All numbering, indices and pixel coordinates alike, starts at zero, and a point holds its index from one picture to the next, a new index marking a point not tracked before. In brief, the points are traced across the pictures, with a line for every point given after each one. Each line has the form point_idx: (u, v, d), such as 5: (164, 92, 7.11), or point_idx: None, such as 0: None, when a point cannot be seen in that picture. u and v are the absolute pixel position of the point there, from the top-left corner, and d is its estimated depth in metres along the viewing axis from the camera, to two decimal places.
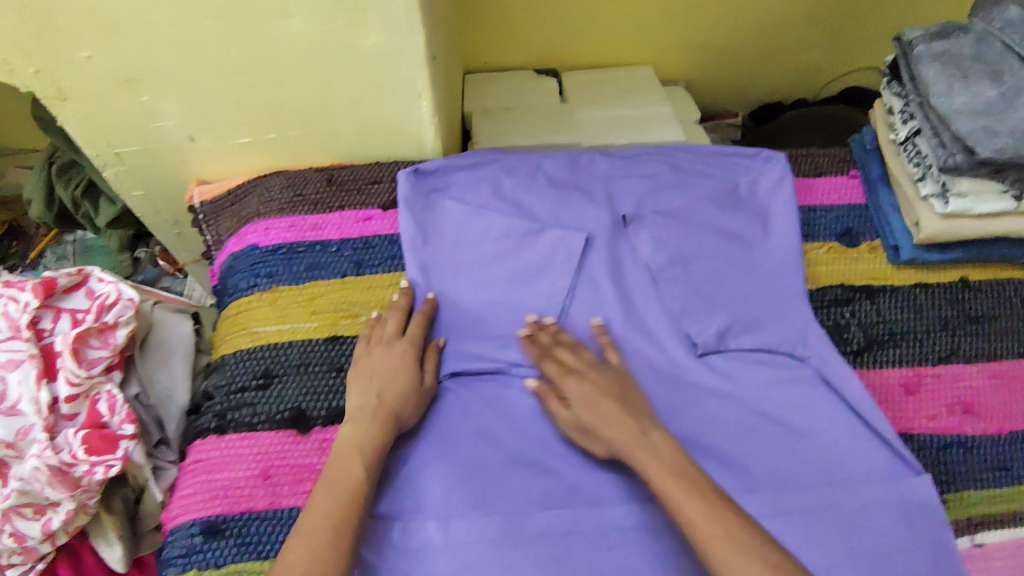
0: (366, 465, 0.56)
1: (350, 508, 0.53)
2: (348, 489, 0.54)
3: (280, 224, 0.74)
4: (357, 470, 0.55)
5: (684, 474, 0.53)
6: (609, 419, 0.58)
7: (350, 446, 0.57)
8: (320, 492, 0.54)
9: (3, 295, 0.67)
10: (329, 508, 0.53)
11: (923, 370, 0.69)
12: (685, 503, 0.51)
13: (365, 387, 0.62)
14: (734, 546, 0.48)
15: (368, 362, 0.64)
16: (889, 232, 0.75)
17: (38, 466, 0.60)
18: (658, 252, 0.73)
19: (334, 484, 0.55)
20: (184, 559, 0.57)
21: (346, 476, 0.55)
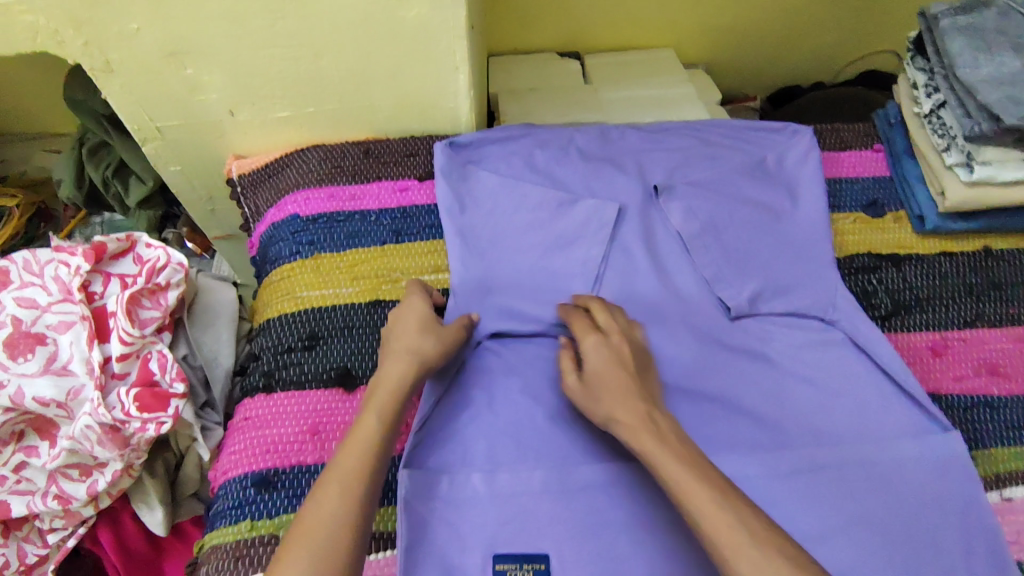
0: (382, 417, 0.55)
1: (367, 458, 0.52)
2: (365, 440, 0.53)
3: (320, 194, 0.76)
4: (374, 421, 0.54)
5: (682, 454, 0.50)
6: (609, 395, 0.55)
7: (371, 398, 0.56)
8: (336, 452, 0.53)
9: (54, 260, 0.69)
10: (346, 460, 0.52)
11: (949, 334, 0.71)
12: (684, 483, 0.49)
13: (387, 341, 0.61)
14: (729, 520, 0.46)
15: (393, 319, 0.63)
16: (914, 202, 0.77)
17: (90, 424, 0.63)
18: (690, 221, 0.74)
19: (353, 436, 0.54)
20: (237, 510, 0.59)
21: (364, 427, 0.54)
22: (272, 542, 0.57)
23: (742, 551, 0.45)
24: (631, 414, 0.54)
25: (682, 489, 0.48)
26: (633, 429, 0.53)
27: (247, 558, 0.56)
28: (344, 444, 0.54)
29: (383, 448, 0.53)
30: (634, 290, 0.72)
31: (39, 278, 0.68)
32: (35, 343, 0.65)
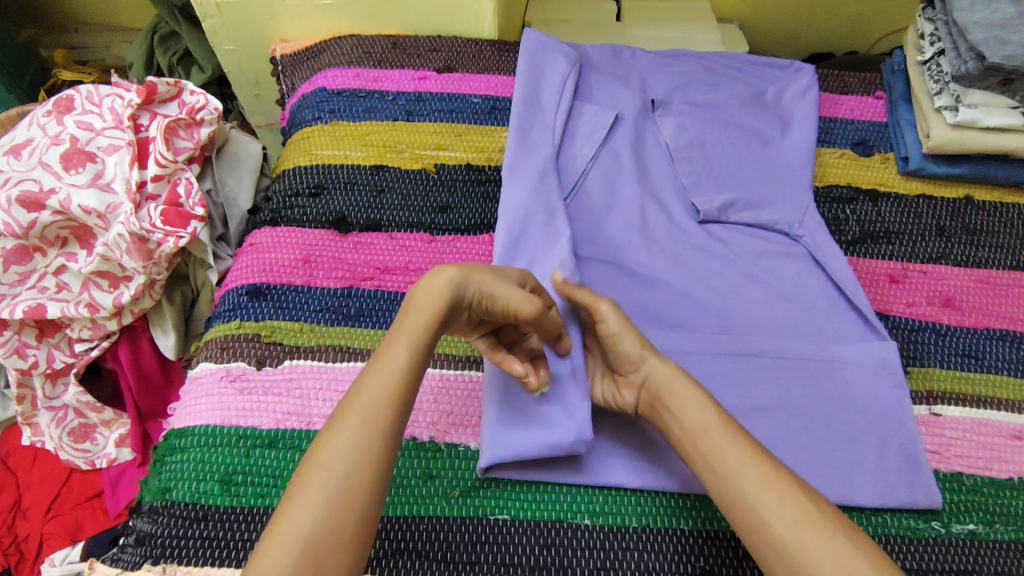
0: (410, 350, 0.52)
1: (388, 397, 0.49)
2: (391, 376, 0.50)
3: (347, 73, 0.84)
4: (403, 355, 0.51)
5: (703, 399, 0.54)
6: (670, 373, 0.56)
7: (402, 329, 0.53)
8: (365, 371, 0.51)
9: (112, 94, 0.80)
10: (369, 394, 0.49)
11: (911, 265, 0.73)
12: (760, 490, 0.49)
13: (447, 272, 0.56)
14: (813, 530, 0.46)
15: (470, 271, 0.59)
16: (901, 145, 0.80)
17: (122, 233, 0.72)
18: (680, 135, 0.79)
19: (377, 368, 0.51)
20: (230, 312, 0.67)
21: (391, 362, 0.51)
22: (254, 340, 0.65)
23: (825, 551, 0.45)
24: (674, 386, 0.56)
25: (731, 466, 0.50)
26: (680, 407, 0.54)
27: (231, 348, 0.65)
28: (369, 370, 0.51)
29: (408, 387, 0.51)
30: (614, 187, 0.76)
31: (97, 108, 0.79)
32: (86, 160, 0.76)
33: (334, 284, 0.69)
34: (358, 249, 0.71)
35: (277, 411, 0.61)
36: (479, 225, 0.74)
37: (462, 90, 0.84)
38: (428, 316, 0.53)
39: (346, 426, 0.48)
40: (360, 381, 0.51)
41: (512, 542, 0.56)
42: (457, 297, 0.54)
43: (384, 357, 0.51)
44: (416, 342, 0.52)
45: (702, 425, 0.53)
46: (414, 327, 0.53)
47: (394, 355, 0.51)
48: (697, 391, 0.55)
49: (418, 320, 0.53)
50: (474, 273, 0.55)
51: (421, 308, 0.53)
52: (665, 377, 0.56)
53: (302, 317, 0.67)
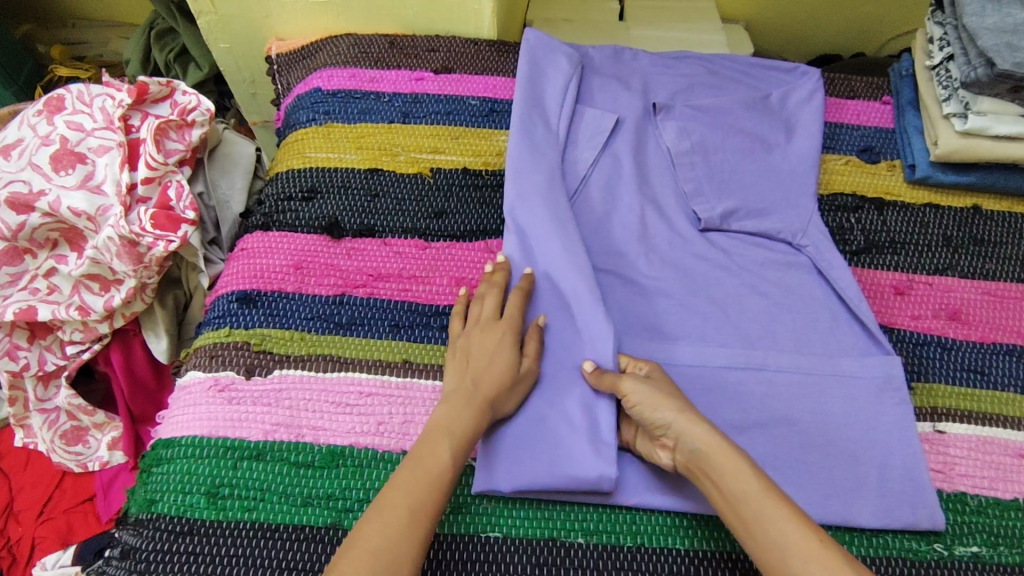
0: (454, 454, 0.53)
1: (430, 494, 0.50)
2: (432, 474, 0.51)
3: (343, 73, 0.83)
4: (445, 455, 0.53)
5: (736, 460, 0.51)
6: (701, 430, 0.53)
7: (442, 430, 0.54)
8: (406, 469, 0.52)
9: (103, 93, 0.78)
10: (414, 487, 0.50)
11: (916, 277, 0.72)
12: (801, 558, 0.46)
13: (461, 372, 0.59)
14: None
15: (468, 345, 0.61)
16: (908, 152, 0.78)
17: (112, 235, 0.71)
18: (681, 139, 0.77)
19: (420, 466, 0.52)
20: (220, 319, 0.66)
21: (432, 459, 0.52)
22: (243, 348, 0.64)
23: None
24: (704, 441, 0.53)
25: (770, 531, 0.48)
26: (713, 463, 0.52)
27: (220, 357, 0.63)
28: (410, 468, 0.52)
29: (447, 486, 0.52)
30: (613, 193, 0.74)
31: (89, 108, 0.78)
32: (76, 161, 0.75)
33: (326, 291, 0.68)
34: (352, 256, 0.70)
35: (266, 422, 0.60)
36: (475, 231, 0.73)
37: (460, 91, 0.82)
38: (466, 425, 0.55)
39: (392, 516, 0.48)
40: (401, 477, 0.51)
41: (504, 561, 0.55)
42: (482, 406, 0.57)
43: (427, 458, 0.52)
44: (457, 444, 0.54)
45: (737, 491, 0.50)
46: (453, 429, 0.54)
47: (436, 454, 0.53)
48: (731, 452, 0.52)
49: (460, 431, 0.55)
50: (501, 395, 0.58)
51: (456, 414, 0.56)
52: (696, 439, 0.53)
53: (294, 325, 0.65)
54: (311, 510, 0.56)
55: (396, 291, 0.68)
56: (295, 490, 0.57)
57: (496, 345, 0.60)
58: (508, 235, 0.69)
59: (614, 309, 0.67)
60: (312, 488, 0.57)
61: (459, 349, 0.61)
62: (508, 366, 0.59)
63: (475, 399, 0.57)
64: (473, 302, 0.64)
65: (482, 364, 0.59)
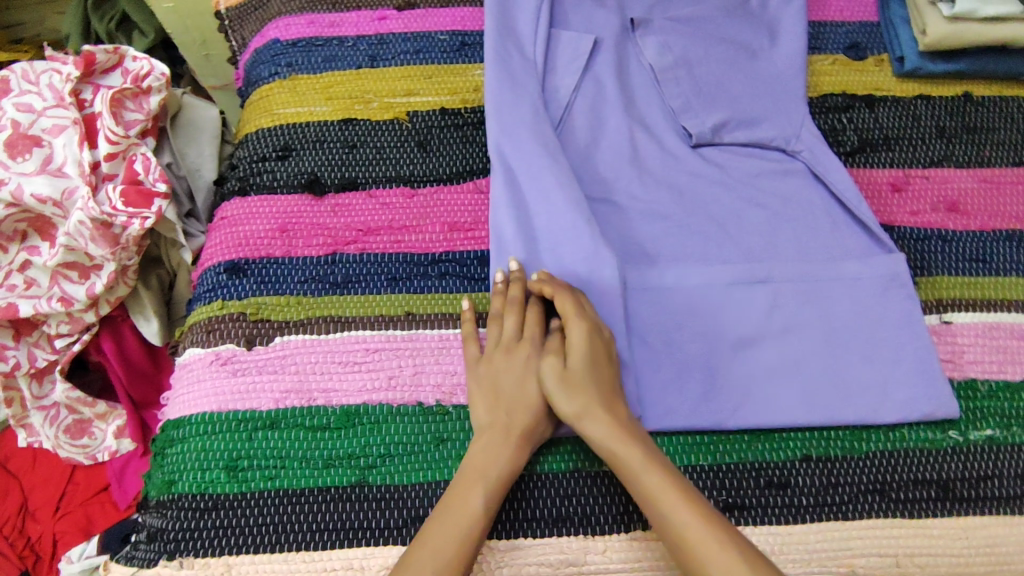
0: (488, 503, 0.51)
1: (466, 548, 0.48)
2: (464, 526, 0.49)
3: (300, 21, 0.78)
4: (477, 505, 0.50)
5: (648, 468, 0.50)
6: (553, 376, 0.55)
7: (474, 474, 0.52)
8: (437, 517, 0.50)
9: (48, 68, 0.73)
10: (442, 543, 0.48)
11: (912, 171, 0.71)
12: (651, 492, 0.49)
13: (490, 402, 0.55)
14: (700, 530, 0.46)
15: (493, 372, 0.57)
16: (896, 44, 0.76)
17: (83, 219, 0.68)
18: (663, 55, 0.75)
19: (448, 519, 0.49)
20: (210, 293, 0.64)
21: (463, 508, 0.50)
22: (239, 318, 0.62)
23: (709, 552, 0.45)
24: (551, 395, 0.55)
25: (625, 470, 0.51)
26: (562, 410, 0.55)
27: (217, 331, 0.61)
28: (436, 520, 0.49)
29: (479, 538, 0.49)
30: (599, 118, 0.72)
31: (35, 86, 0.72)
32: (32, 145, 0.70)
33: (317, 252, 0.65)
34: (337, 212, 0.67)
35: (274, 391, 0.59)
36: (462, 173, 0.70)
37: (427, 27, 0.78)
38: (502, 466, 0.52)
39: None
40: (427, 528, 0.49)
41: (532, 497, 0.55)
42: (518, 440, 0.54)
43: (456, 509, 0.50)
44: (490, 492, 0.51)
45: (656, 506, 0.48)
46: (484, 473, 0.52)
47: (465, 503, 0.50)
48: (598, 414, 0.53)
49: (495, 478, 0.52)
50: (535, 429, 0.55)
51: (489, 457, 0.53)
52: (601, 435, 0.52)
53: (288, 291, 0.63)
54: (334, 470, 0.56)
55: (389, 245, 0.66)
56: (315, 453, 0.56)
57: (523, 370, 0.56)
58: (495, 170, 0.67)
59: (613, 237, 0.66)
60: (332, 449, 0.57)
61: (484, 377, 0.57)
62: (541, 393, 0.55)
63: (513, 435, 0.54)
64: (494, 320, 0.60)
65: (512, 396, 0.55)
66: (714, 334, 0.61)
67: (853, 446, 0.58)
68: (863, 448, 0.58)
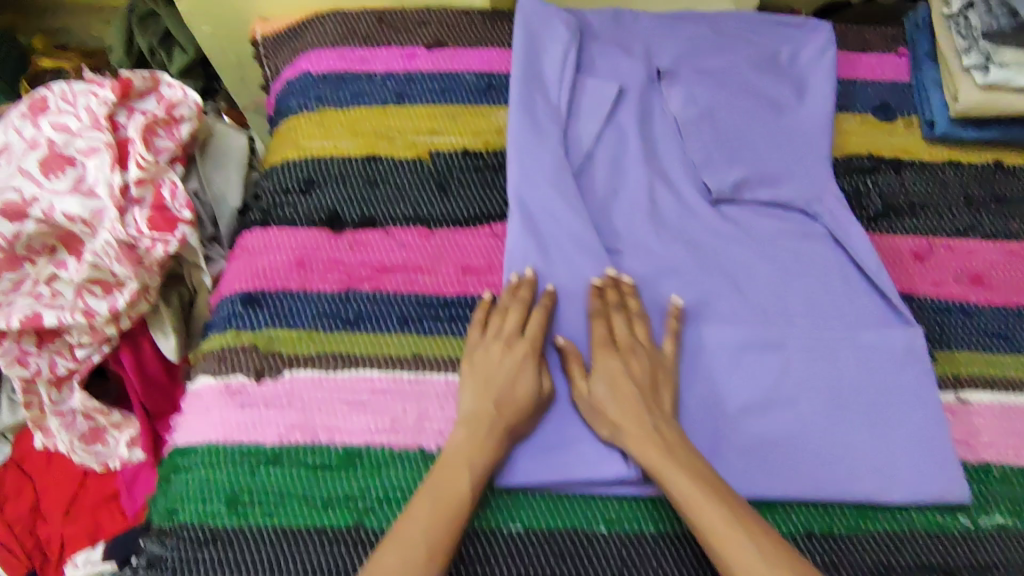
0: (474, 486, 0.53)
1: (451, 524, 0.50)
2: (452, 504, 0.51)
3: (332, 55, 0.80)
4: (464, 486, 0.52)
5: (684, 469, 0.52)
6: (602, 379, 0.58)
7: (462, 458, 0.54)
8: (428, 491, 0.52)
9: (85, 91, 0.75)
10: (428, 521, 0.50)
11: (936, 240, 0.69)
12: (690, 496, 0.51)
13: (480, 393, 0.57)
14: (733, 534, 0.49)
15: (486, 364, 0.58)
16: (927, 108, 0.75)
17: (109, 240, 0.70)
18: (688, 107, 0.75)
19: (439, 496, 0.51)
20: (225, 321, 0.65)
21: (452, 489, 0.52)
22: (251, 351, 0.63)
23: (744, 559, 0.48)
24: (602, 386, 0.57)
25: (658, 471, 0.53)
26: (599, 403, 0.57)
27: (229, 361, 0.62)
28: (430, 488, 0.52)
29: (465, 517, 0.52)
30: (620, 168, 0.72)
31: (72, 107, 0.74)
32: (65, 164, 0.73)
33: (332, 287, 0.66)
34: (354, 249, 0.68)
35: (280, 426, 0.59)
36: (479, 216, 0.70)
37: (456, 67, 0.79)
38: (485, 454, 0.54)
39: (409, 553, 0.48)
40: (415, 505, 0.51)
41: (526, 553, 0.55)
42: (502, 436, 0.55)
43: (446, 488, 0.52)
44: (476, 478, 0.53)
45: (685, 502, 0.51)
46: (468, 457, 0.54)
47: (455, 484, 0.52)
48: (634, 414, 0.56)
49: (479, 463, 0.54)
50: (518, 425, 0.57)
51: (475, 446, 0.54)
52: (635, 435, 0.55)
53: (301, 326, 0.64)
54: (333, 512, 0.56)
55: (403, 285, 0.66)
56: (315, 493, 0.57)
57: (515, 367, 0.58)
58: (514, 213, 0.67)
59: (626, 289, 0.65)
60: (332, 490, 0.57)
61: (475, 366, 0.59)
62: (531, 391, 0.57)
63: (497, 429, 0.55)
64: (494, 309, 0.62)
65: (503, 391, 0.57)
66: (721, 398, 0.60)
67: (858, 525, 0.57)
68: (868, 528, 0.57)
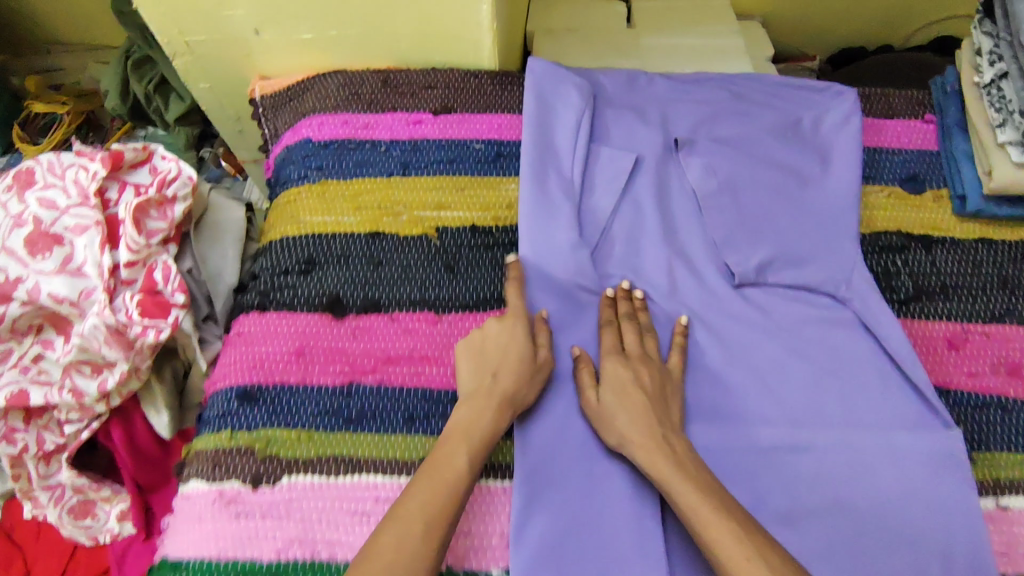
0: (473, 459, 0.53)
1: (449, 493, 0.50)
2: (450, 478, 0.51)
3: (334, 120, 0.76)
4: (462, 460, 0.52)
5: (687, 471, 0.52)
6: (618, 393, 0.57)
7: (459, 431, 0.54)
8: (420, 474, 0.52)
9: (75, 164, 0.71)
10: (428, 497, 0.50)
11: (971, 327, 0.66)
12: (699, 509, 0.49)
13: (478, 368, 0.58)
14: (742, 550, 0.46)
15: (482, 339, 0.60)
16: (957, 180, 0.72)
17: (97, 325, 0.66)
18: (707, 178, 0.71)
19: (436, 471, 0.51)
20: (220, 419, 0.61)
21: (449, 463, 0.52)
22: (247, 454, 0.59)
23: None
24: (613, 393, 0.57)
25: (666, 485, 0.51)
26: (604, 413, 0.57)
27: (224, 466, 0.59)
28: (424, 470, 0.52)
29: (465, 491, 0.51)
30: (637, 245, 0.69)
31: (61, 181, 0.71)
32: (53, 243, 0.68)
33: (333, 380, 0.62)
34: (357, 336, 0.64)
35: (278, 539, 0.55)
36: (488, 299, 0.67)
37: (463, 134, 0.76)
38: (485, 427, 0.54)
39: (408, 527, 0.48)
40: (409, 490, 0.50)
41: None
42: (501, 404, 0.56)
43: (441, 464, 0.52)
44: (475, 451, 0.53)
45: (685, 499, 0.50)
46: (471, 433, 0.54)
47: (452, 456, 0.52)
48: (642, 416, 0.55)
49: (478, 435, 0.54)
50: (516, 395, 0.57)
51: (475, 417, 0.55)
52: (640, 442, 0.54)
53: (301, 424, 0.60)
54: None
55: (409, 377, 0.63)
56: None
57: (509, 337, 0.59)
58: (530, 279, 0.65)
59: None
60: None
61: (473, 343, 0.60)
62: (524, 356, 0.58)
63: (495, 397, 0.56)
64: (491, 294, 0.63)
65: (498, 361, 0.58)
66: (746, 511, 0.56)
67: None
68: None
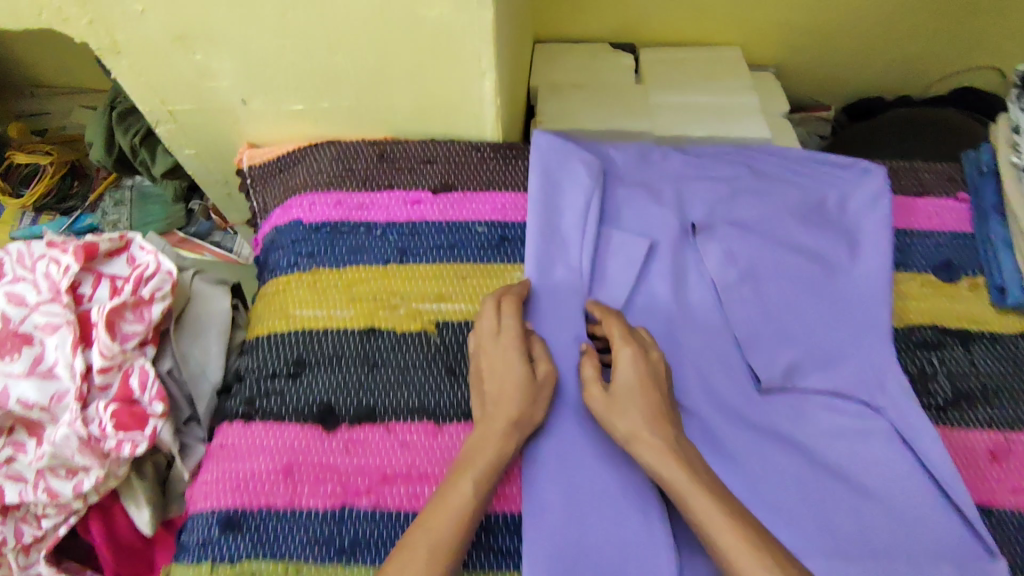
0: (478, 487, 0.51)
1: (458, 529, 0.49)
2: (456, 511, 0.49)
3: (326, 199, 0.71)
4: (467, 489, 0.51)
5: (707, 485, 0.49)
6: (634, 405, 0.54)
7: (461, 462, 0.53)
8: (427, 509, 0.50)
9: (46, 255, 0.66)
10: (434, 534, 0.48)
11: (1016, 436, 0.60)
12: (718, 528, 0.47)
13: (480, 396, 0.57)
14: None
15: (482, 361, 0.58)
16: (996, 269, 0.67)
17: (69, 435, 0.61)
18: (727, 267, 0.66)
19: (440, 503, 0.50)
20: (199, 548, 0.56)
21: (455, 493, 0.50)
22: None
23: None
24: (628, 377, 0.55)
25: (684, 495, 0.49)
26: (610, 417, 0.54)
27: None
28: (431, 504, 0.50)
29: (473, 521, 0.50)
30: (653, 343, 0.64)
31: (31, 274, 0.66)
32: (22, 343, 0.63)
33: (324, 502, 0.57)
34: (350, 451, 0.59)
35: None
36: None
37: (465, 216, 0.71)
38: (491, 454, 0.53)
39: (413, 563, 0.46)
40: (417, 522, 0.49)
41: None
42: (504, 428, 0.54)
43: (448, 495, 0.50)
44: (480, 481, 0.51)
45: (705, 514, 0.48)
46: (475, 462, 0.52)
47: (455, 489, 0.51)
48: (653, 421, 0.53)
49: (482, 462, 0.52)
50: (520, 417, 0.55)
51: (479, 446, 0.53)
52: (652, 454, 0.52)
53: (288, 554, 0.55)
54: None
55: (407, 501, 0.57)
56: None
57: (505, 356, 0.57)
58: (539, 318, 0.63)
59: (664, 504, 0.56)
60: None
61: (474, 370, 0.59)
62: (523, 376, 0.56)
63: (495, 422, 0.54)
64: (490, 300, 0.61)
65: (498, 384, 0.56)
66: None
67: None
68: None
